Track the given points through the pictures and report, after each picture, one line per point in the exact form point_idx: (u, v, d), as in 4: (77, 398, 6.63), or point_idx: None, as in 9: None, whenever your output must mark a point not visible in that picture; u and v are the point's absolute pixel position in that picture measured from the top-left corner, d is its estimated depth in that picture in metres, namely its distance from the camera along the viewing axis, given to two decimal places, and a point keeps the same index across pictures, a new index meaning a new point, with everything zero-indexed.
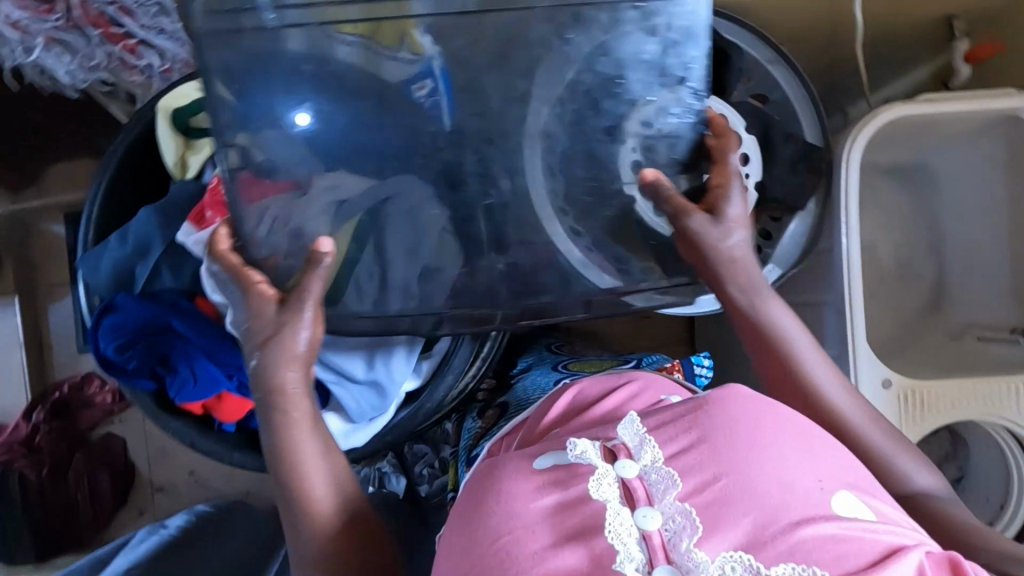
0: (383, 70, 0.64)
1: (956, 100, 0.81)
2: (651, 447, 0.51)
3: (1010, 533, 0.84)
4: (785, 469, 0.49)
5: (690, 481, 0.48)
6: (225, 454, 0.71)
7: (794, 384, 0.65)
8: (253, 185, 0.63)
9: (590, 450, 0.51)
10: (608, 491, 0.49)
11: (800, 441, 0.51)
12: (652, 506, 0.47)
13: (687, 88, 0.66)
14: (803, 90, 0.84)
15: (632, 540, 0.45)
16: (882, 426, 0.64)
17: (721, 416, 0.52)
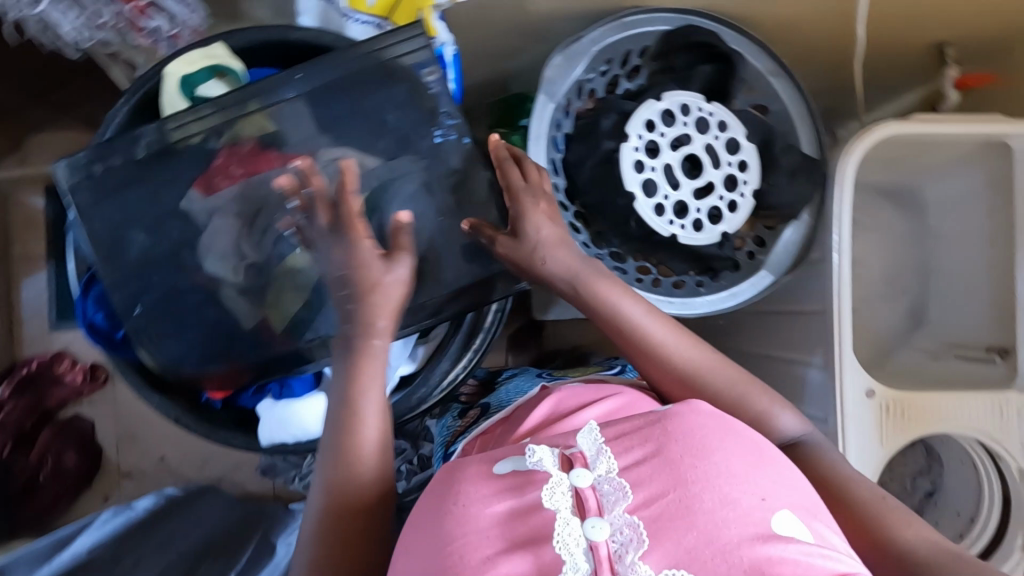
0: (387, 52, 0.61)
1: (952, 121, 0.83)
2: (607, 457, 0.51)
3: (978, 545, 0.86)
4: (729, 487, 0.49)
5: (640, 493, 0.49)
6: (207, 431, 0.65)
7: (651, 357, 0.64)
8: (257, 155, 0.61)
9: (546, 457, 0.51)
10: (559, 499, 0.49)
11: (748, 460, 0.52)
12: (601, 517, 0.47)
13: (439, 112, 0.63)
14: (804, 105, 0.87)
15: (576, 550, 0.46)
16: (740, 376, 0.64)
17: (677, 431, 0.53)
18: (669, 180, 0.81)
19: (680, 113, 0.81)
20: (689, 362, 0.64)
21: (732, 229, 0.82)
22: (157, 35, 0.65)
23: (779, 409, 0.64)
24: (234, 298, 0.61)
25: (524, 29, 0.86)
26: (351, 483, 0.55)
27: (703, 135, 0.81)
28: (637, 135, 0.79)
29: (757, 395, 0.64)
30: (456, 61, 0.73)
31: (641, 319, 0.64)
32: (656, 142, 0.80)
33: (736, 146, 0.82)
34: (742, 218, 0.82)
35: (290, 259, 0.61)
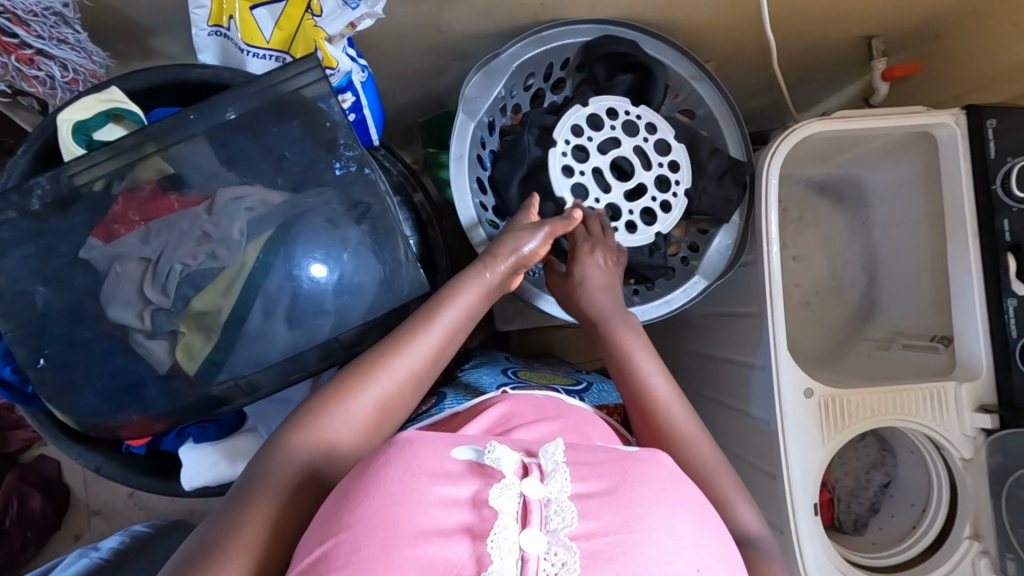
0: (281, 88, 0.62)
1: (872, 116, 0.84)
2: (564, 475, 0.42)
3: (929, 537, 0.85)
4: (676, 547, 0.40)
5: (588, 523, 0.40)
6: (127, 480, 0.66)
7: (640, 409, 0.66)
8: (155, 200, 0.61)
9: (506, 457, 0.42)
10: (506, 503, 0.40)
11: (702, 521, 0.44)
12: (541, 533, 0.39)
13: (339, 145, 0.63)
14: (727, 108, 0.86)
15: (507, 560, 0.37)
16: (718, 462, 0.61)
17: (639, 476, 0.44)
18: (600, 183, 0.82)
19: (610, 117, 0.82)
20: (674, 424, 0.64)
21: (667, 228, 0.83)
22: (52, 82, 0.66)
23: (741, 503, 0.59)
24: (144, 342, 0.61)
25: (444, 48, 0.86)
26: (381, 382, 0.56)
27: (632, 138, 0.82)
28: (565, 141, 0.80)
29: (727, 484, 0.60)
30: (369, 87, 0.73)
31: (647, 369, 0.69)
32: (583, 146, 0.81)
33: (665, 148, 0.83)
34: (676, 216, 0.83)
35: (195, 301, 0.60)
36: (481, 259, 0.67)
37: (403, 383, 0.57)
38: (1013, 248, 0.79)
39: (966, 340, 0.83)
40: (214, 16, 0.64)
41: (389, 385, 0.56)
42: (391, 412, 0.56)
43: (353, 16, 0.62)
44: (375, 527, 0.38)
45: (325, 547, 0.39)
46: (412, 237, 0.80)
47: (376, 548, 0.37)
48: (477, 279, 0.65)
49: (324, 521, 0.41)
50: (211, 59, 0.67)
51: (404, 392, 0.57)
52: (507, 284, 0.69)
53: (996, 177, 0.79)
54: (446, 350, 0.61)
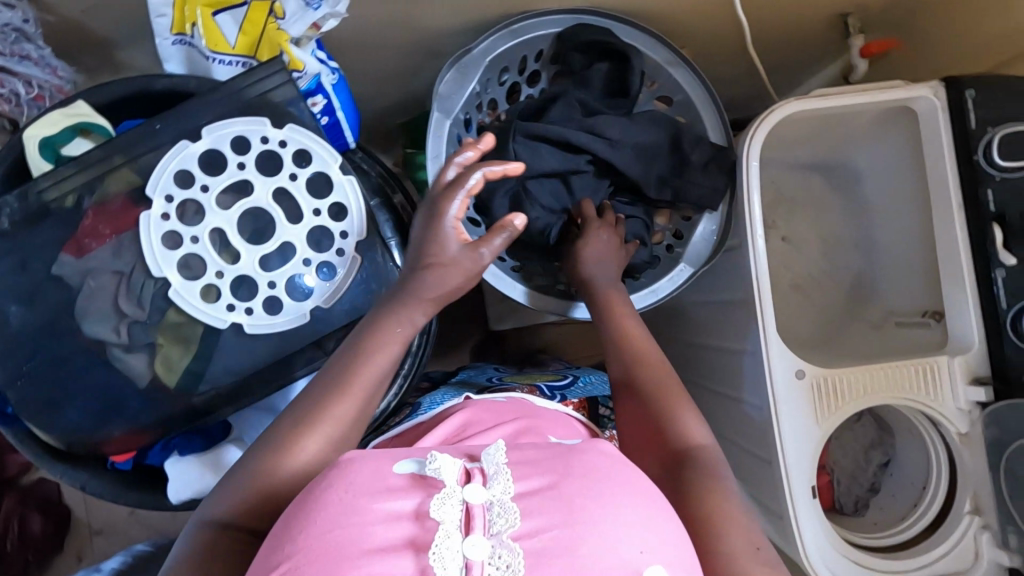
0: (245, 93, 0.60)
1: (851, 93, 0.83)
2: (506, 477, 0.43)
3: (931, 514, 0.84)
4: (618, 530, 0.41)
5: (530, 522, 0.40)
6: (116, 496, 0.64)
7: (612, 337, 0.71)
8: (125, 211, 0.59)
9: (441, 461, 0.43)
10: (447, 512, 0.41)
11: (647, 502, 0.44)
12: (484, 537, 0.39)
13: None
14: (705, 92, 0.86)
15: (450, 569, 0.38)
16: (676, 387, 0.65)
17: (582, 466, 0.45)
18: (227, 251, 0.59)
19: (232, 176, 0.58)
20: (632, 342, 0.70)
21: (330, 303, 0.61)
22: (18, 100, 0.66)
23: (695, 428, 0.61)
24: (121, 357, 0.60)
25: (417, 48, 0.84)
26: (330, 423, 0.52)
27: (269, 202, 0.59)
28: (167, 196, 0.58)
29: (681, 407, 0.63)
30: (342, 88, 0.73)
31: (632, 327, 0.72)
32: (198, 203, 0.58)
33: (314, 208, 0.60)
34: (343, 288, 0.61)
35: (171, 313, 0.59)
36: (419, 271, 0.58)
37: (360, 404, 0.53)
38: (999, 219, 0.77)
39: (954, 313, 0.82)
40: (177, 25, 0.62)
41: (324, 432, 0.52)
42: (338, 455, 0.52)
43: (316, 16, 0.61)
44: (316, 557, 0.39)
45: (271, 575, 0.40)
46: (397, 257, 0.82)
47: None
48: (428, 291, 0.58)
49: (272, 546, 0.42)
50: (177, 68, 0.66)
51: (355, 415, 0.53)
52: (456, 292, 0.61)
53: (979, 147, 0.78)
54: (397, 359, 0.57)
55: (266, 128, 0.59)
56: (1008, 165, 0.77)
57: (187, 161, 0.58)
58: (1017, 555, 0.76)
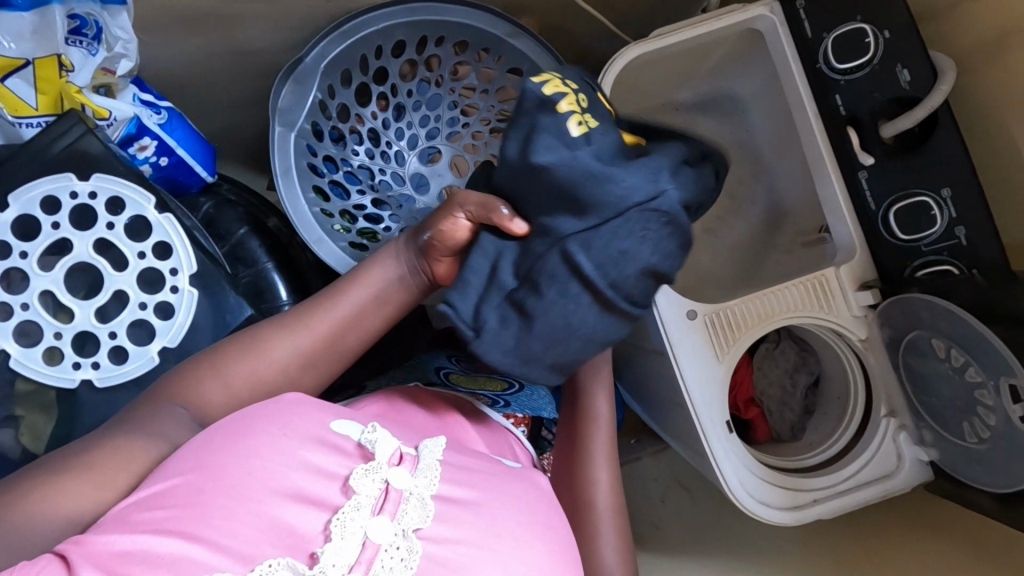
0: (49, 154, 0.60)
1: (688, 27, 0.82)
2: (433, 475, 0.49)
3: (854, 425, 0.84)
4: (510, 552, 0.48)
5: (437, 527, 0.46)
6: None
7: (572, 428, 0.72)
8: None
9: (381, 438, 0.49)
10: (365, 484, 0.46)
11: (544, 527, 0.52)
12: (392, 520, 0.44)
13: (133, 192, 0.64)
14: (550, 57, 0.85)
15: (349, 540, 0.42)
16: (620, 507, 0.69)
17: (504, 493, 0.53)
18: (60, 312, 0.59)
19: (49, 237, 0.58)
20: (593, 437, 0.71)
21: (177, 341, 0.61)
22: None
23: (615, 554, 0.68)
24: None
25: (250, 70, 0.84)
26: (258, 358, 0.55)
27: (92, 254, 0.59)
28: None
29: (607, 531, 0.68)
30: (176, 124, 0.72)
31: (598, 455, 0.70)
32: (21, 270, 0.58)
33: (138, 252, 0.61)
34: (185, 324, 0.61)
35: (21, 381, 0.59)
36: (399, 252, 0.61)
37: (295, 358, 0.56)
38: (852, 122, 0.77)
39: (834, 222, 0.81)
40: None
41: (266, 361, 0.55)
42: (262, 393, 0.55)
43: (99, 62, 0.64)
44: (225, 479, 0.44)
45: (177, 481, 0.45)
46: (287, 303, 0.82)
47: (223, 501, 0.43)
48: (383, 275, 0.60)
49: (187, 456, 0.47)
50: None
51: (284, 367, 0.56)
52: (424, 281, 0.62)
53: (819, 55, 0.77)
54: (340, 337, 0.58)
55: (73, 182, 0.59)
56: (846, 67, 0.76)
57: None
58: (933, 448, 0.76)
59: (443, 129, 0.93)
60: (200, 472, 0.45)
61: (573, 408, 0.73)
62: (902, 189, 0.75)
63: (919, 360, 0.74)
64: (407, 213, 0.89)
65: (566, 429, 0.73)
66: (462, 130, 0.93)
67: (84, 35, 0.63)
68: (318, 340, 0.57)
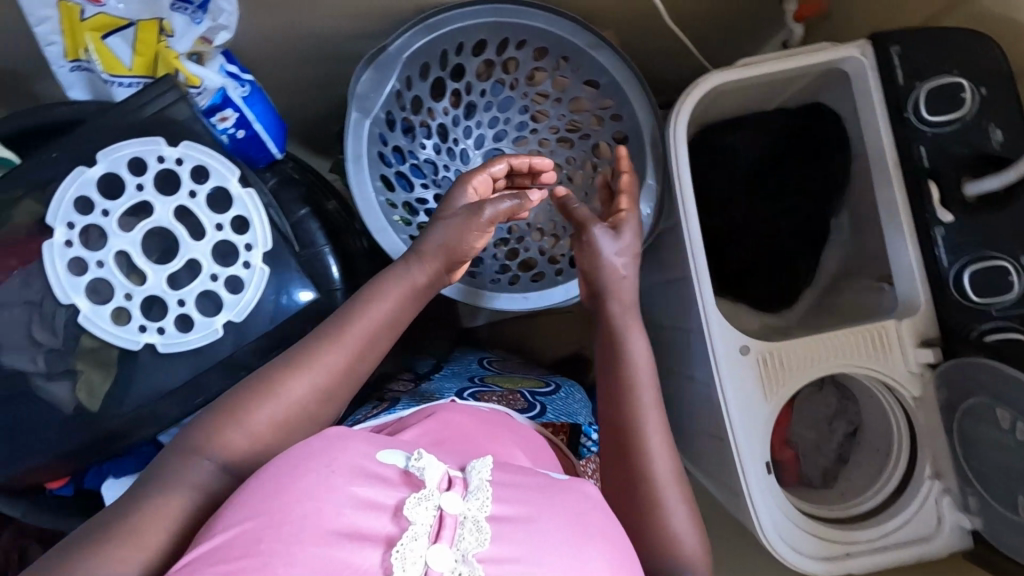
0: (140, 113, 0.60)
1: (771, 60, 0.81)
2: (484, 494, 0.47)
3: (897, 479, 0.83)
4: (572, 571, 0.46)
5: (496, 548, 0.44)
6: (56, 523, 0.65)
7: (607, 384, 0.68)
8: (29, 243, 0.59)
9: (430, 466, 0.47)
10: (420, 513, 0.44)
11: (604, 543, 0.49)
12: (447, 546, 0.43)
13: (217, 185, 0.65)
14: (629, 70, 0.84)
15: (411, 571, 0.41)
16: (671, 462, 0.65)
17: (559, 507, 0.50)
18: (133, 274, 0.59)
19: (131, 198, 0.59)
20: (636, 390, 0.67)
21: (242, 316, 0.61)
22: None
23: (682, 520, 0.63)
24: (44, 386, 0.61)
25: (332, 52, 0.85)
26: (280, 400, 0.54)
27: (171, 220, 0.59)
28: (68, 223, 0.58)
29: (665, 492, 0.63)
30: (256, 99, 0.71)
31: (648, 419, 0.65)
32: (101, 227, 0.58)
33: (216, 223, 0.61)
34: (252, 301, 0.61)
35: (85, 338, 0.60)
36: (406, 258, 0.64)
37: (316, 393, 0.55)
38: (933, 176, 0.75)
39: (900, 275, 0.80)
40: (70, 52, 0.62)
41: (288, 403, 0.54)
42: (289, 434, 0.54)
43: (202, 31, 0.63)
44: (280, 523, 0.42)
45: (235, 532, 0.43)
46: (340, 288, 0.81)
47: (282, 547, 0.41)
48: (400, 282, 0.61)
49: (239, 507, 0.45)
50: (82, 94, 0.66)
51: (305, 405, 0.55)
52: (440, 282, 0.66)
53: (907, 104, 0.76)
54: (363, 362, 0.58)
55: (161, 147, 0.60)
56: (938, 120, 0.74)
57: (85, 186, 0.58)
58: (978, 517, 0.75)
59: (510, 133, 0.92)
60: (256, 519, 0.43)
61: (611, 359, 0.69)
62: (981, 250, 0.73)
63: (978, 426, 0.73)
64: None
65: (605, 380, 0.69)
66: (530, 135, 0.92)
67: (190, 2, 0.62)
68: (337, 369, 0.56)
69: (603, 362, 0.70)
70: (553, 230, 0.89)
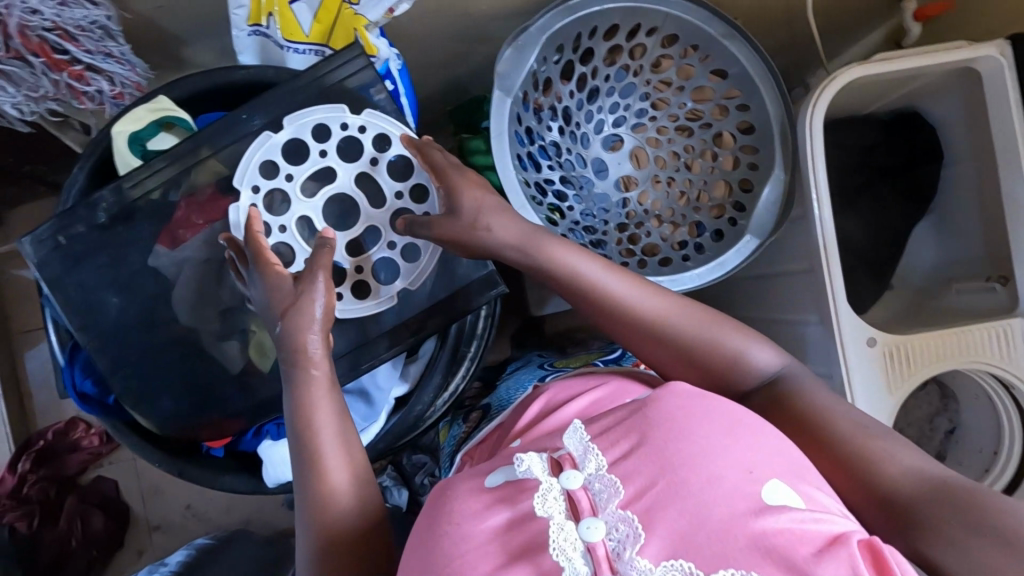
0: (327, 79, 0.65)
1: (909, 55, 0.82)
2: (594, 454, 0.47)
3: (1009, 474, 0.83)
4: (713, 463, 0.46)
5: (629, 488, 0.45)
6: (213, 480, 0.66)
7: (592, 303, 0.63)
8: (217, 201, 0.64)
9: (533, 462, 0.47)
10: (552, 506, 0.45)
11: (727, 431, 0.48)
12: (596, 516, 0.44)
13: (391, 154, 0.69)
14: (763, 63, 0.84)
15: (576, 553, 0.42)
16: (689, 310, 0.62)
17: (657, 415, 0.49)
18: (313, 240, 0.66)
19: (316, 164, 0.65)
20: (610, 288, 0.62)
21: (416, 285, 0.68)
22: (100, 96, 0.75)
23: (752, 345, 0.62)
24: (217, 343, 0.64)
25: (468, 30, 0.86)
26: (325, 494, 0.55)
27: (353, 186, 0.65)
28: (253, 187, 0.64)
29: (706, 330, 0.61)
30: (404, 75, 0.74)
31: (623, 294, 0.62)
32: (285, 192, 0.64)
33: (397, 191, 0.66)
34: (426, 271, 0.67)
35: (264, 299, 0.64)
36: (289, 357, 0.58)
37: (336, 464, 0.56)
38: None
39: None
40: (253, 16, 0.66)
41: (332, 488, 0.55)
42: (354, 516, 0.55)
43: (390, 2, 0.66)
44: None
45: None
46: None
47: None
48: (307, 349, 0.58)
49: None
50: (251, 59, 0.71)
51: (345, 481, 0.56)
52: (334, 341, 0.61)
53: None
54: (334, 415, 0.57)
55: (345, 115, 0.65)
56: None
57: (270, 150, 0.64)
58: None
59: (629, 120, 0.92)
60: None
61: (570, 288, 0.63)
62: None
63: None
64: (587, 196, 0.91)
65: (592, 309, 0.63)
66: (648, 122, 0.92)
67: None
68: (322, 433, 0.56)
69: (569, 295, 0.64)
70: (671, 217, 0.91)
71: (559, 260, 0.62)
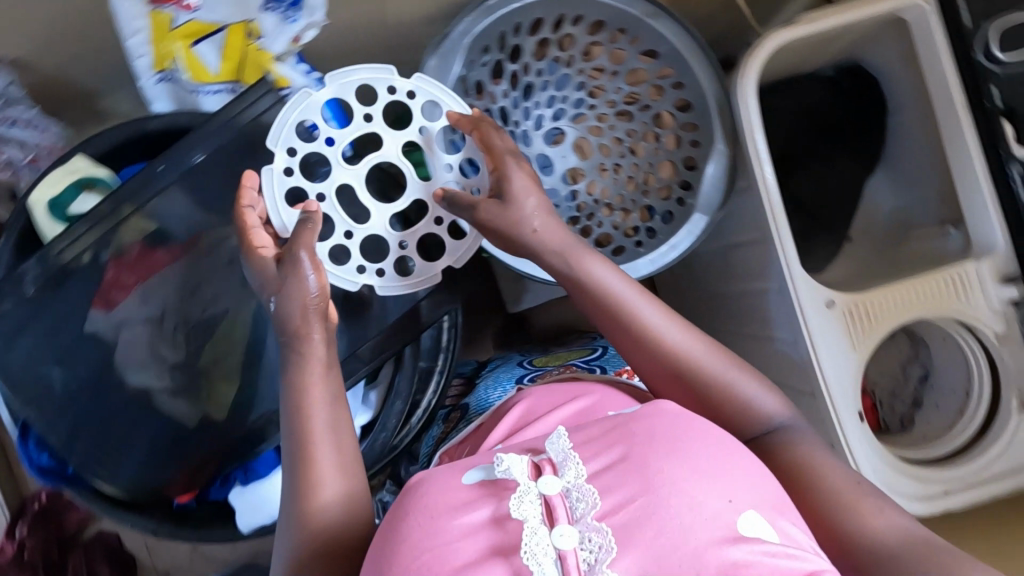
0: (243, 116, 0.66)
1: (834, 13, 0.81)
2: (574, 462, 0.47)
3: (982, 413, 0.84)
4: (695, 485, 0.46)
5: (607, 501, 0.45)
6: (187, 532, 0.67)
7: (608, 316, 0.66)
8: (146, 257, 0.65)
9: (514, 462, 0.46)
10: (528, 509, 0.45)
11: (721, 451, 0.49)
12: (570, 524, 0.43)
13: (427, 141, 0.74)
14: (691, 39, 0.84)
15: (546, 562, 0.42)
16: (710, 346, 0.64)
17: (645, 430, 0.49)
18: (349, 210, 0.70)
19: (362, 127, 0.68)
20: (630, 308, 0.65)
21: (460, 261, 0.72)
22: (16, 165, 0.79)
23: (763, 392, 0.63)
24: (166, 401, 0.67)
25: (387, 42, 0.85)
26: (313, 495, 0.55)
27: (398, 153, 0.70)
28: (289, 149, 0.66)
29: (721, 368, 0.63)
30: None
31: (653, 321, 0.64)
32: (327, 154, 0.68)
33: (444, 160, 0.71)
34: (470, 246, 0.72)
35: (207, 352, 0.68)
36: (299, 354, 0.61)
37: (332, 467, 0.57)
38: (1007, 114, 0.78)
39: (973, 216, 0.82)
40: (158, 63, 0.69)
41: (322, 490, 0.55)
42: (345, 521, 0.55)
43: (295, 30, 0.67)
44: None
45: None
46: None
47: None
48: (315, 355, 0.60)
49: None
50: (166, 105, 0.73)
51: (338, 483, 0.56)
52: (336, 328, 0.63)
53: (978, 46, 0.78)
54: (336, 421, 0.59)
55: (394, 78, 0.67)
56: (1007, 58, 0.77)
57: (310, 110, 0.65)
58: None
59: (568, 110, 0.91)
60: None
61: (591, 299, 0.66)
62: None
63: None
64: None
65: (608, 321, 0.66)
66: (588, 111, 0.91)
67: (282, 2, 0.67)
68: (322, 433, 0.58)
69: (590, 306, 0.67)
70: (621, 204, 0.91)
71: (586, 273, 0.66)
